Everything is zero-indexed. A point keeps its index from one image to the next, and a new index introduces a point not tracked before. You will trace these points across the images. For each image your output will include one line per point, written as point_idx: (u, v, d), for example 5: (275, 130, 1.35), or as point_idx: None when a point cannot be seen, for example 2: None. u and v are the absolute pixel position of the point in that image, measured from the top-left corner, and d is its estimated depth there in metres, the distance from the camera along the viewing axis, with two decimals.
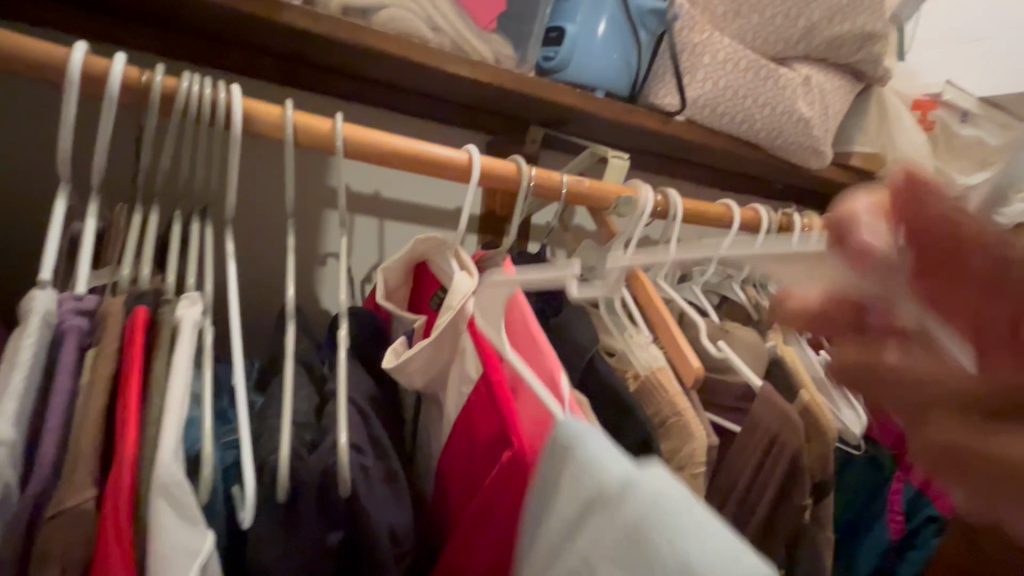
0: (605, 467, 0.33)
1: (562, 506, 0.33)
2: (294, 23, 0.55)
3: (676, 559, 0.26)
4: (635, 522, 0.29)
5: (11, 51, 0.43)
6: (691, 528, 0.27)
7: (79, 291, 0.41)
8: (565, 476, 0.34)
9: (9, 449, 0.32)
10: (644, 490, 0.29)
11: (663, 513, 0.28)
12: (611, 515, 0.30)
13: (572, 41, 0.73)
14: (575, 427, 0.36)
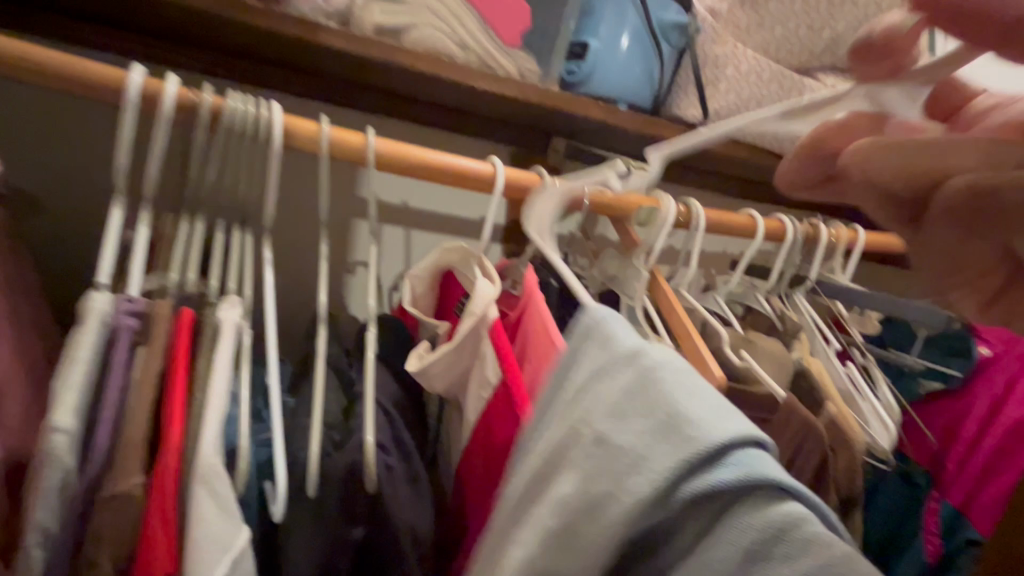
0: (622, 338, 0.36)
1: (576, 368, 0.36)
2: (330, 43, 0.59)
3: (668, 408, 0.30)
4: (640, 378, 0.32)
5: (78, 74, 0.48)
6: (686, 390, 0.31)
7: (130, 294, 0.44)
8: (581, 349, 0.37)
9: (69, 438, 0.34)
10: (655, 357, 0.33)
11: (669, 377, 0.32)
12: (620, 373, 0.33)
13: (595, 56, 0.75)
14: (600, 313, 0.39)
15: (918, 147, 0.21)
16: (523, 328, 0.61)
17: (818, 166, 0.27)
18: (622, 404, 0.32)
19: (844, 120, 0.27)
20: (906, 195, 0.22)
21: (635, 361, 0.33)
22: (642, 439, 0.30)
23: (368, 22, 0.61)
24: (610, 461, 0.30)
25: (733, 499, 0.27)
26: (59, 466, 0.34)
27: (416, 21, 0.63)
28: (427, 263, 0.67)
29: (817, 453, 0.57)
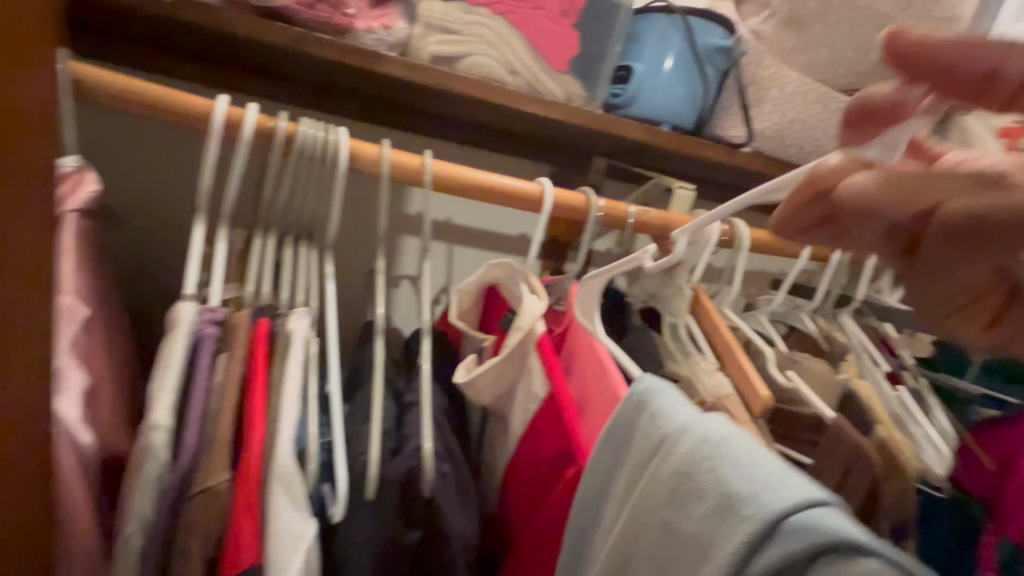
0: (673, 412, 0.39)
1: (633, 451, 0.40)
2: (392, 72, 0.62)
3: (722, 486, 0.33)
4: (693, 454, 0.35)
5: (172, 104, 0.52)
6: (741, 459, 0.33)
7: (211, 303, 0.47)
8: (636, 424, 0.41)
9: (165, 434, 0.38)
10: (701, 430, 0.36)
11: (720, 450, 0.34)
12: (672, 453, 0.36)
13: (638, 79, 0.77)
14: (646, 386, 0.42)
15: (910, 181, 0.23)
16: (571, 343, 0.63)
17: (815, 208, 0.30)
18: (680, 488, 0.35)
19: (837, 164, 0.29)
20: (904, 225, 0.23)
21: (683, 440, 0.36)
22: (703, 526, 0.33)
23: (425, 50, 0.66)
24: (687, 550, 0.33)
25: (815, 566, 0.29)
26: (156, 460, 0.37)
27: (469, 50, 0.66)
28: (474, 279, 0.69)
29: (865, 480, 0.56)
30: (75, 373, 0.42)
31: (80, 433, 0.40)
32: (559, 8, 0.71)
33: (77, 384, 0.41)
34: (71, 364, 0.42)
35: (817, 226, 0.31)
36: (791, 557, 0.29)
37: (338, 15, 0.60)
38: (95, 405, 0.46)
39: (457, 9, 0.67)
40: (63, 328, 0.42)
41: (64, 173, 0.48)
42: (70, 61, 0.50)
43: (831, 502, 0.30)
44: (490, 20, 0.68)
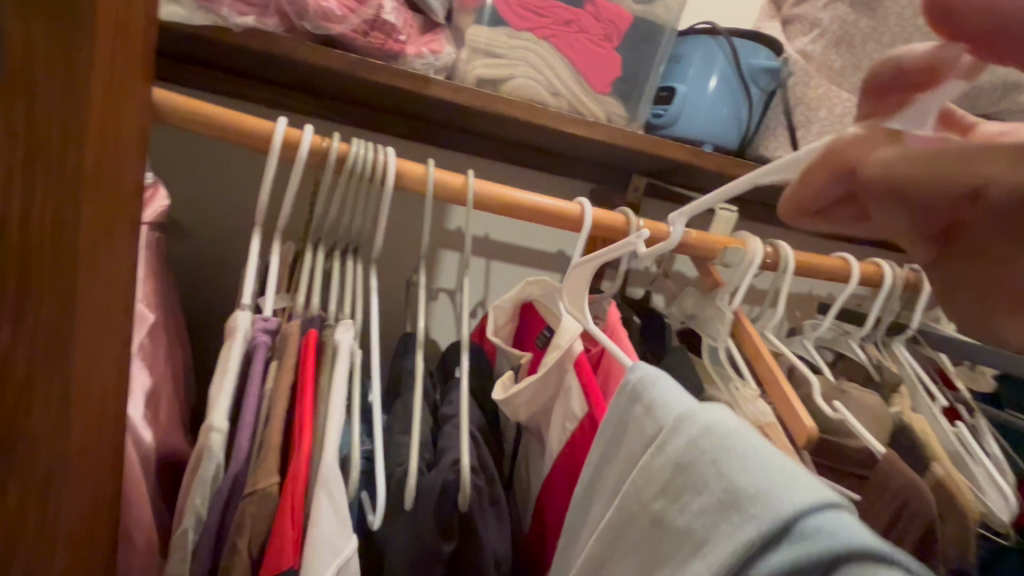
0: (670, 403, 0.39)
1: (629, 443, 0.40)
2: (439, 95, 0.65)
3: (722, 479, 0.32)
4: (690, 444, 0.34)
5: (236, 126, 0.56)
6: (744, 452, 0.32)
7: (265, 313, 0.50)
8: (630, 416, 0.41)
9: (222, 436, 0.40)
10: (701, 420, 0.35)
11: (720, 441, 0.33)
12: (669, 443, 0.35)
13: (681, 99, 0.77)
14: (642, 375, 0.42)
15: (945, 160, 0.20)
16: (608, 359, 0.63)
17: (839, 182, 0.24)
18: (678, 480, 0.34)
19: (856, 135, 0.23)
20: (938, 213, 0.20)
21: (680, 430, 0.35)
22: (697, 522, 0.32)
23: (471, 74, 0.68)
24: (680, 545, 0.32)
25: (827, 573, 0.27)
26: (213, 460, 0.40)
27: (514, 73, 0.68)
28: (511, 295, 0.70)
29: (922, 520, 0.53)
30: (140, 372, 0.46)
31: (143, 431, 0.44)
32: (602, 30, 0.71)
33: (141, 384, 0.46)
34: (138, 365, 0.46)
35: (838, 204, 0.25)
36: (798, 562, 0.27)
37: (391, 40, 0.63)
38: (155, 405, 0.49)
39: (502, 34, 0.68)
40: (134, 333, 0.46)
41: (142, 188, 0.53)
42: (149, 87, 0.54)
43: (843, 503, 0.28)
44: (535, 43, 0.69)
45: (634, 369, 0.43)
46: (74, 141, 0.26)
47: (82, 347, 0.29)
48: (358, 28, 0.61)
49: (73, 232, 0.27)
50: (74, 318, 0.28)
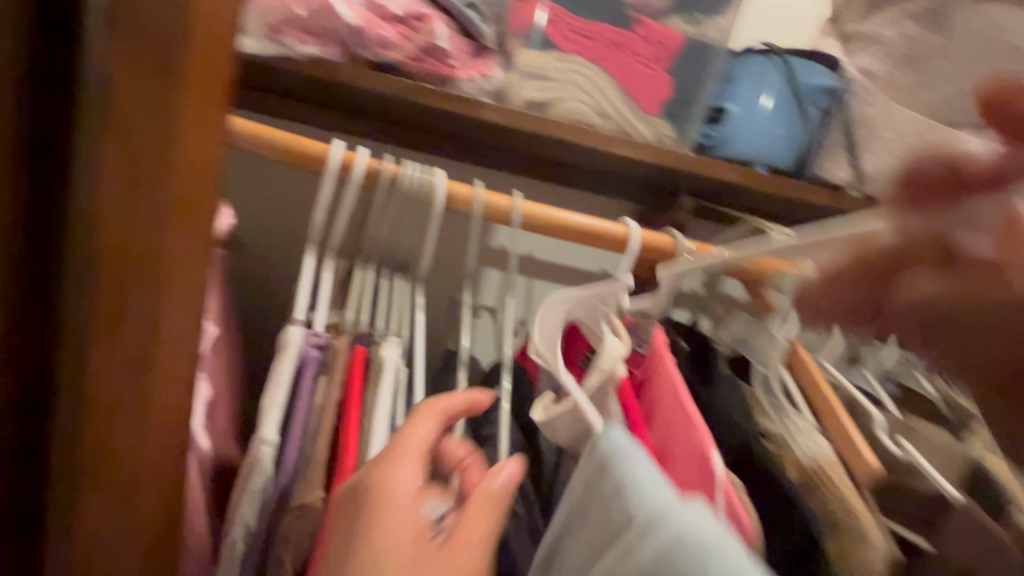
0: (637, 488, 0.32)
1: (591, 526, 0.34)
2: (489, 118, 0.66)
3: None
4: (658, 562, 0.27)
5: (296, 148, 0.59)
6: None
7: (315, 327, 0.52)
8: (595, 492, 0.35)
9: (271, 449, 0.42)
10: (675, 529, 0.28)
11: (695, 563, 0.27)
12: (635, 550, 0.29)
13: (732, 119, 0.75)
14: (613, 445, 0.35)
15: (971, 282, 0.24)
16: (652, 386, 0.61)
17: (874, 285, 0.29)
18: None
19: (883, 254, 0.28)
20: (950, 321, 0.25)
21: (648, 537, 0.29)
22: None
23: (519, 95, 0.69)
24: None
25: None
26: (261, 474, 0.41)
27: (562, 95, 0.69)
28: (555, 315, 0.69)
29: None
30: (204, 384, 0.48)
31: (202, 440, 0.46)
32: (652, 52, 0.71)
33: (204, 396, 0.47)
34: (202, 377, 0.47)
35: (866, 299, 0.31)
36: None
37: (443, 66, 0.65)
38: (214, 414, 0.51)
39: (551, 57, 0.69)
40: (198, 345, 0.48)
41: None
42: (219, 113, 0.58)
43: None
44: (583, 66, 0.69)
45: (605, 436, 0.36)
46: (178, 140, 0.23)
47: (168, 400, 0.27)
48: (413, 55, 0.63)
49: (171, 240, 0.24)
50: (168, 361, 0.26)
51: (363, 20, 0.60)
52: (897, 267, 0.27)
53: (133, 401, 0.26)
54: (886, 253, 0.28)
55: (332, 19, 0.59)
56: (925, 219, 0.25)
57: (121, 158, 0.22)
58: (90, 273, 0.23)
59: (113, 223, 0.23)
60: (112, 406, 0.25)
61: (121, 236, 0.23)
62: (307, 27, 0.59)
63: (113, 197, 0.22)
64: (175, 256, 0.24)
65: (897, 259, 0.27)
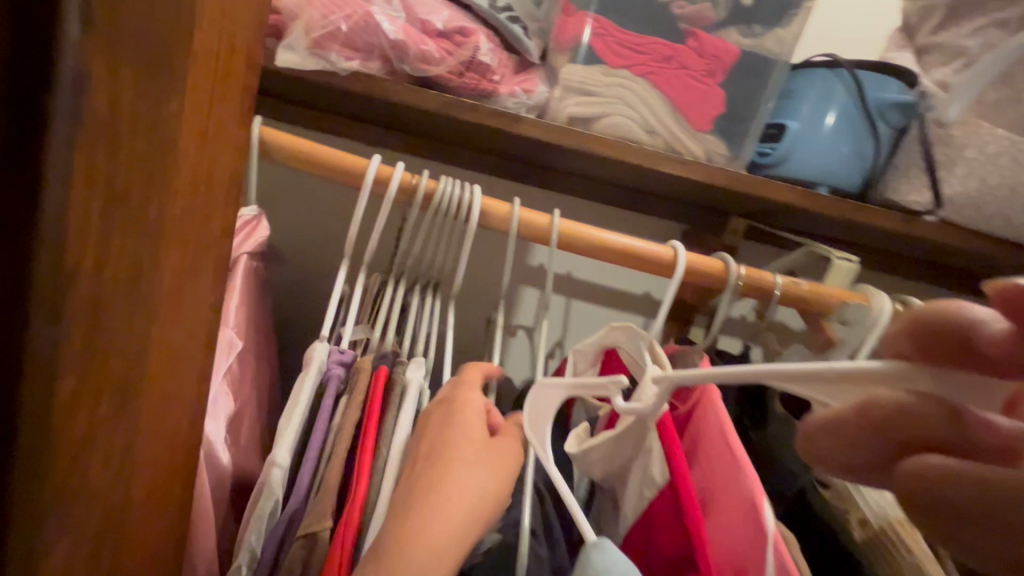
0: None
1: None
2: (529, 133, 0.64)
3: None
4: None
5: (334, 163, 0.59)
6: None
7: (342, 345, 0.51)
8: None
9: (282, 472, 0.41)
10: None
11: None
12: None
13: (794, 137, 0.69)
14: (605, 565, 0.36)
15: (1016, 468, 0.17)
16: (695, 423, 0.56)
17: (876, 453, 0.21)
18: None
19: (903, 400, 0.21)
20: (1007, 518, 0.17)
21: None
22: None
23: (563, 112, 0.67)
24: None
25: None
26: (272, 497, 0.40)
27: (607, 110, 0.66)
28: (594, 340, 0.66)
29: None
30: (225, 397, 0.47)
31: (220, 452, 0.45)
32: (706, 66, 0.66)
33: (225, 410, 0.47)
34: (223, 390, 0.47)
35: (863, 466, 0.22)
36: None
37: (484, 81, 0.63)
38: (236, 427, 0.51)
39: (597, 71, 0.65)
40: (224, 358, 0.47)
41: (240, 223, 0.55)
42: (261, 125, 0.58)
43: None
44: (631, 81, 0.65)
45: (597, 554, 0.37)
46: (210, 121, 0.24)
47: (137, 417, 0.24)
48: (454, 69, 0.62)
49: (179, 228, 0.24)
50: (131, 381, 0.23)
51: (404, 35, 0.59)
52: (905, 422, 0.21)
53: (128, 411, 0.23)
54: (910, 413, 0.21)
55: (375, 33, 0.58)
56: (937, 384, 0.22)
57: (149, 139, 0.20)
58: (94, 284, 0.19)
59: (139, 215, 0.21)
60: (112, 432, 0.22)
61: (134, 230, 0.21)
62: (350, 42, 0.58)
63: (98, 209, 0.19)
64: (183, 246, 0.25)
65: (905, 409, 0.21)
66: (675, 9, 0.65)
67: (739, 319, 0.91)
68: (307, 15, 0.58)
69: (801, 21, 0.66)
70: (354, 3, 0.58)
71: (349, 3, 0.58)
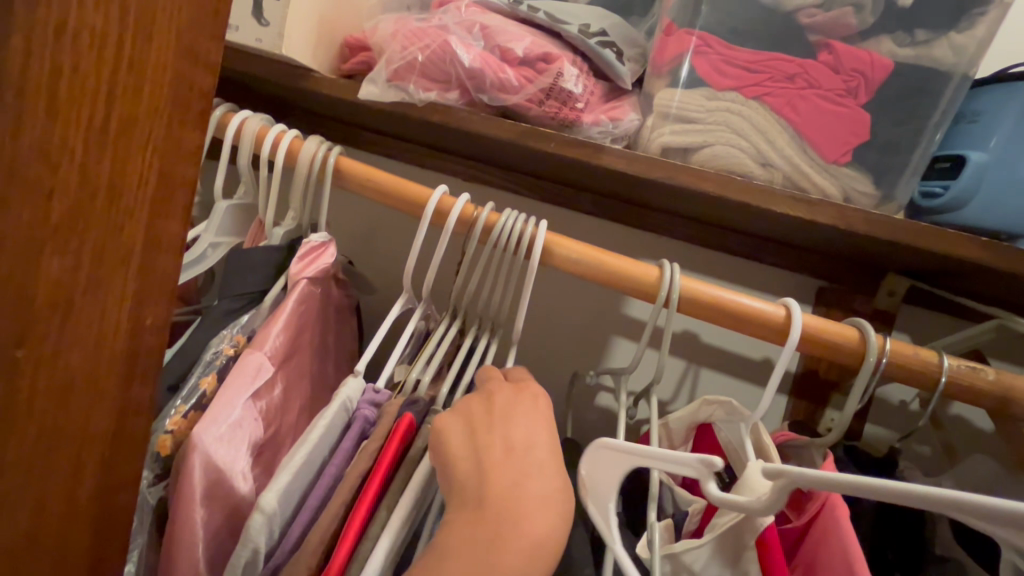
0: None
1: None
2: (611, 164, 0.56)
3: None
4: None
5: (399, 192, 0.57)
6: None
7: (379, 384, 0.47)
8: None
9: (266, 519, 0.38)
10: None
11: None
12: None
13: (977, 173, 0.52)
14: None
15: None
16: (810, 549, 0.41)
17: None
18: None
19: None
20: None
21: None
22: None
23: (655, 142, 0.58)
24: None
25: None
26: (251, 544, 0.38)
27: (709, 139, 0.56)
28: (682, 415, 0.54)
29: None
30: (252, 423, 0.46)
31: (236, 478, 0.43)
32: (843, 85, 0.52)
33: (248, 437, 0.46)
34: (251, 415, 0.46)
35: None
36: None
37: (566, 109, 0.58)
38: (267, 456, 0.49)
39: (700, 94, 0.55)
40: (249, 379, 0.46)
41: (307, 249, 0.54)
42: (338, 156, 0.59)
43: None
44: (742, 105, 0.54)
45: None
46: (110, 116, 0.25)
47: (87, 353, 0.27)
48: (534, 97, 0.58)
49: (88, 199, 0.25)
50: (98, 309, 0.27)
51: (480, 63, 0.56)
52: None
53: (75, 341, 0.27)
54: None
55: (451, 64, 0.57)
56: None
57: (74, 108, 0.24)
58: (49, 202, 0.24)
59: (79, 170, 0.24)
60: (76, 347, 0.27)
61: (84, 181, 0.25)
62: (427, 73, 0.58)
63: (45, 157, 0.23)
64: (92, 232, 0.26)
65: None
66: (802, 18, 0.53)
67: (894, 405, 0.70)
68: (389, 48, 0.58)
69: (991, 22, 0.50)
70: (434, 34, 0.57)
71: (430, 34, 0.57)
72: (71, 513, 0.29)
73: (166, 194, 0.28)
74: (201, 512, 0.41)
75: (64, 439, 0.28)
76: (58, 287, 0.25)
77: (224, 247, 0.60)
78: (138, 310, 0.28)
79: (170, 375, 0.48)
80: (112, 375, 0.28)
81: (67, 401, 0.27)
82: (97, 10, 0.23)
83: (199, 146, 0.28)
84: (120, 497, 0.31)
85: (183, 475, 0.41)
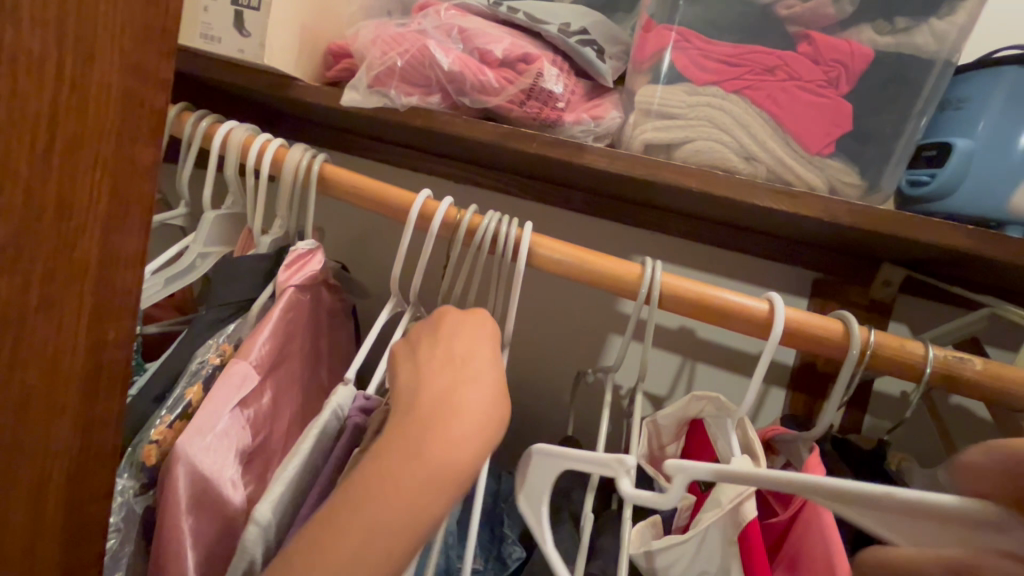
0: None
1: None
2: (593, 162, 0.56)
3: None
4: None
5: (384, 197, 0.57)
6: None
7: (370, 390, 0.47)
8: None
9: (260, 530, 0.39)
10: None
11: None
12: None
13: (964, 161, 0.51)
14: None
15: None
16: (794, 542, 0.41)
17: None
18: None
19: None
20: None
21: None
22: None
23: (638, 139, 0.58)
24: None
25: None
26: (247, 555, 0.38)
27: (691, 134, 0.55)
28: (672, 411, 0.53)
29: None
30: (239, 431, 0.47)
31: (227, 489, 0.44)
32: (823, 75, 0.52)
33: (237, 445, 0.46)
34: (238, 423, 0.47)
35: None
36: None
37: (547, 108, 0.58)
38: (251, 466, 0.49)
39: (680, 90, 0.55)
40: (234, 387, 0.47)
41: (294, 256, 0.55)
42: (323, 163, 0.59)
43: None
44: (723, 99, 0.53)
45: None
46: (54, 141, 0.25)
47: (43, 368, 0.28)
48: (515, 98, 0.58)
49: (33, 222, 0.26)
50: (47, 330, 0.27)
51: (460, 66, 0.57)
52: None
53: (29, 359, 0.27)
54: None
55: (430, 67, 0.57)
56: None
57: (17, 134, 0.24)
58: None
59: (24, 194, 0.25)
60: (31, 364, 0.27)
61: (34, 204, 0.26)
62: (407, 77, 0.58)
63: None
64: (44, 249, 0.26)
65: None
66: (781, 10, 0.52)
67: (894, 397, 0.69)
68: (370, 54, 0.59)
69: (971, 7, 0.49)
70: (412, 39, 0.57)
71: (408, 39, 0.58)
72: (33, 527, 0.29)
73: (123, 213, 0.29)
74: (187, 522, 0.42)
75: (20, 454, 0.28)
76: (12, 307, 0.26)
77: (213, 256, 0.61)
78: (90, 325, 0.29)
79: (153, 388, 0.49)
80: (68, 389, 0.29)
81: (26, 414, 0.28)
82: (37, 39, 0.24)
83: (153, 161, 0.29)
84: (90, 504, 0.32)
85: (167, 488, 0.42)
